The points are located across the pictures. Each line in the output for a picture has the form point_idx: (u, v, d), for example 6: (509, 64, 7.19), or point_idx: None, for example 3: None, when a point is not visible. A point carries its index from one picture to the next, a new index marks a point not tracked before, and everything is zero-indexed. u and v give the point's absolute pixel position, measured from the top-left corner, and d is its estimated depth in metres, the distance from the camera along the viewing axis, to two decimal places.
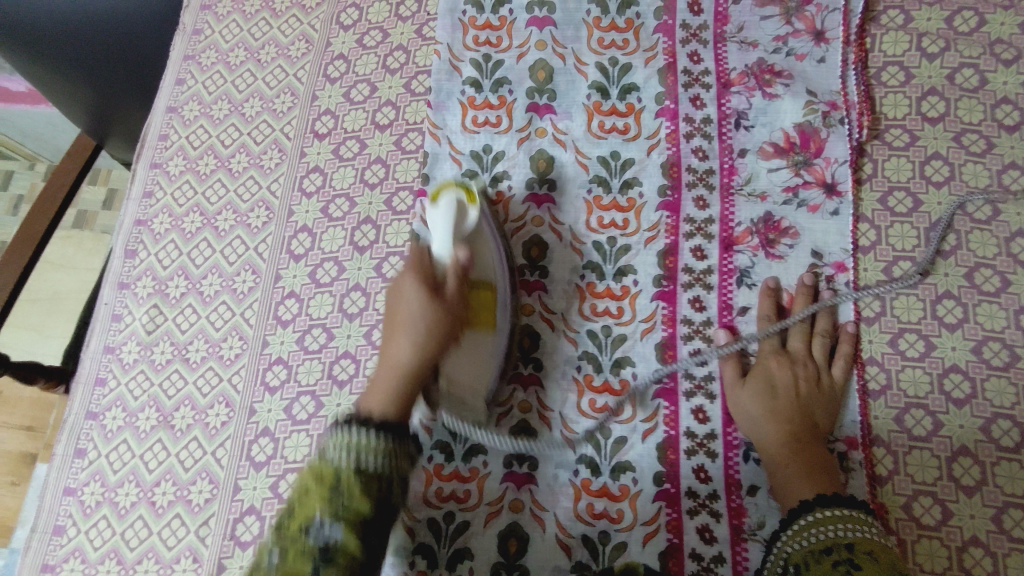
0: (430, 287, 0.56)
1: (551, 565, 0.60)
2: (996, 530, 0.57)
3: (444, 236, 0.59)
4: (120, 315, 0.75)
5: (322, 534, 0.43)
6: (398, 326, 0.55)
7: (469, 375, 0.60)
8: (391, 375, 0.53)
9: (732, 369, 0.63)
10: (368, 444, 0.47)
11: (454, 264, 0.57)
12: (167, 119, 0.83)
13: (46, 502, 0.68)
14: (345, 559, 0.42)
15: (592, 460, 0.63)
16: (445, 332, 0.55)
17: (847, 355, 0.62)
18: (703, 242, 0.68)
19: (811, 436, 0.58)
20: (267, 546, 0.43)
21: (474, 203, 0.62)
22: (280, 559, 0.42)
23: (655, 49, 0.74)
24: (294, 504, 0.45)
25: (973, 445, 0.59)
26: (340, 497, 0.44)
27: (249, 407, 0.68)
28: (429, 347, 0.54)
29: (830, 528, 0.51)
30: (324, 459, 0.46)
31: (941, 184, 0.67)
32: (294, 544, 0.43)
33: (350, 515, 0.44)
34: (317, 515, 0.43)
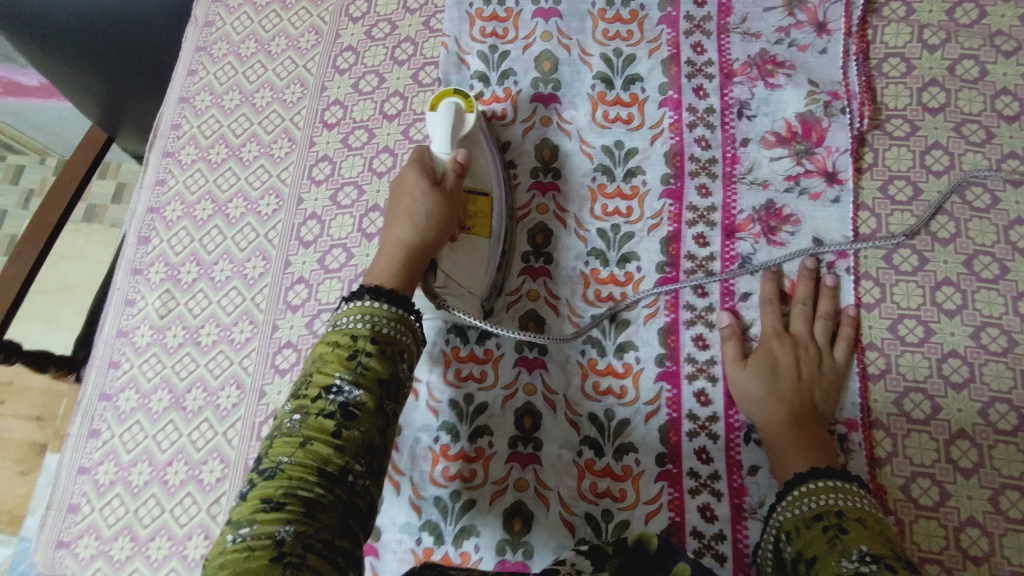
0: (430, 177, 0.60)
1: (555, 542, 0.61)
2: (993, 511, 0.58)
3: (443, 137, 0.64)
4: (133, 299, 0.76)
5: (341, 393, 0.47)
6: (399, 212, 0.60)
7: (466, 272, 0.63)
8: (393, 252, 0.57)
9: (734, 350, 0.63)
10: (380, 313, 0.51)
11: (453, 162, 0.62)
12: (179, 110, 0.85)
13: (61, 481, 0.70)
14: (364, 415, 0.47)
15: (596, 441, 0.64)
16: (444, 218, 0.59)
17: (848, 339, 0.63)
18: (706, 229, 0.69)
19: (812, 417, 0.59)
20: (288, 410, 0.47)
21: (472, 110, 0.66)
22: (302, 420, 0.46)
23: (659, 40, 0.75)
24: (312, 372, 0.48)
25: (970, 428, 0.60)
26: (357, 360, 0.48)
27: (260, 389, 0.70)
28: (429, 230, 0.58)
29: (823, 498, 0.52)
30: (340, 329, 0.50)
31: (940, 174, 0.68)
32: (313, 405, 0.46)
33: (366, 376, 0.48)
34: (336, 377, 0.47)
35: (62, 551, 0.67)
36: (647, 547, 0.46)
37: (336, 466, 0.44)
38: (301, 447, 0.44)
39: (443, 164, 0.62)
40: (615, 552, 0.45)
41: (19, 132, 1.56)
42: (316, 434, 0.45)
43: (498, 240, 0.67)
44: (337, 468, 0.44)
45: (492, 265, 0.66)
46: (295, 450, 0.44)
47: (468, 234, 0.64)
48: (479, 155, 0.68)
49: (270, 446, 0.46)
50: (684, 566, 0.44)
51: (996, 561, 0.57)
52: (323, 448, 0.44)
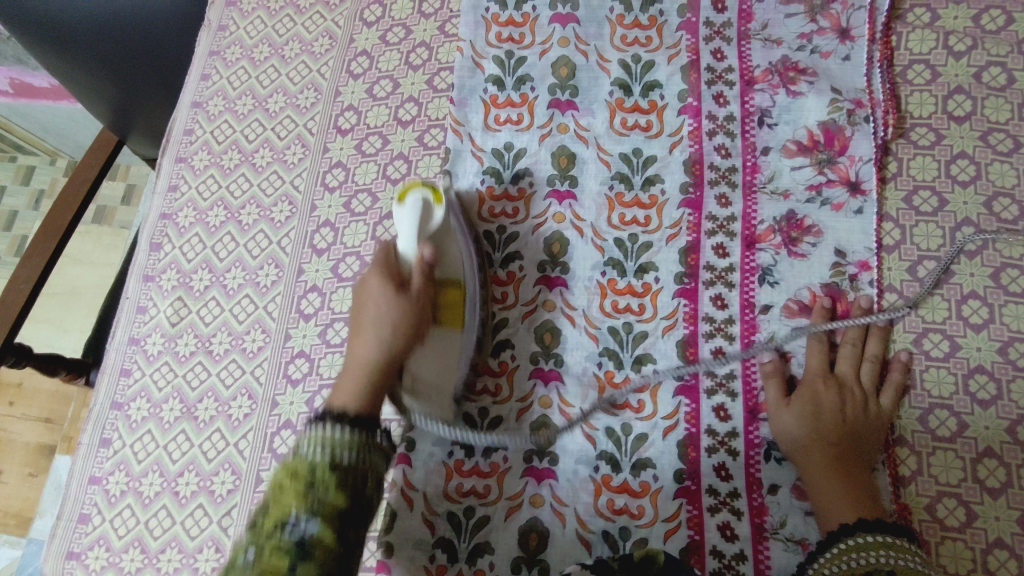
0: (395, 284, 0.58)
1: (572, 560, 0.60)
2: (1022, 533, 0.57)
3: (409, 235, 0.60)
4: (145, 307, 0.76)
5: (297, 529, 0.44)
6: (365, 323, 0.57)
7: (437, 371, 0.61)
8: (358, 370, 0.55)
9: (775, 387, 0.62)
10: (341, 440, 0.48)
11: (419, 264, 0.59)
12: (192, 114, 0.84)
13: (72, 491, 0.69)
14: (321, 556, 0.44)
15: (613, 456, 0.63)
16: (411, 328, 0.57)
17: (898, 385, 0.61)
18: (725, 240, 0.68)
19: (854, 462, 0.57)
20: (243, 544, 0.44)
21: (441, 203, 0.62)
22: (256, 555, 0.43)
23: (679, 46, 0.74)
24: (268, 503, 0.46)
25: (998, 447, 0.59)
26: (315, 493, 0.45)
27: (272, 399, 0.69)
28: (396, 346, 0.56)
29: (874, 555, 0.51)
30: (299, 457, 0.47)
31: (967, 184, 0.66)
32: (267, 542, 0.43)
33: (325, 510, 0.45)
34: (292, 512, 0.44)
35: (72, 562, 0.67)
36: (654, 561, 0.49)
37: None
38: None
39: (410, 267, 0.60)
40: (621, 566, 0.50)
41: (30, 133, 1.56)
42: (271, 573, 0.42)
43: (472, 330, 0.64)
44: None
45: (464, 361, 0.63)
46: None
47: (438, 330, 0.62)
48: (452, 245, 0.64)
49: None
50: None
51: None
52: None
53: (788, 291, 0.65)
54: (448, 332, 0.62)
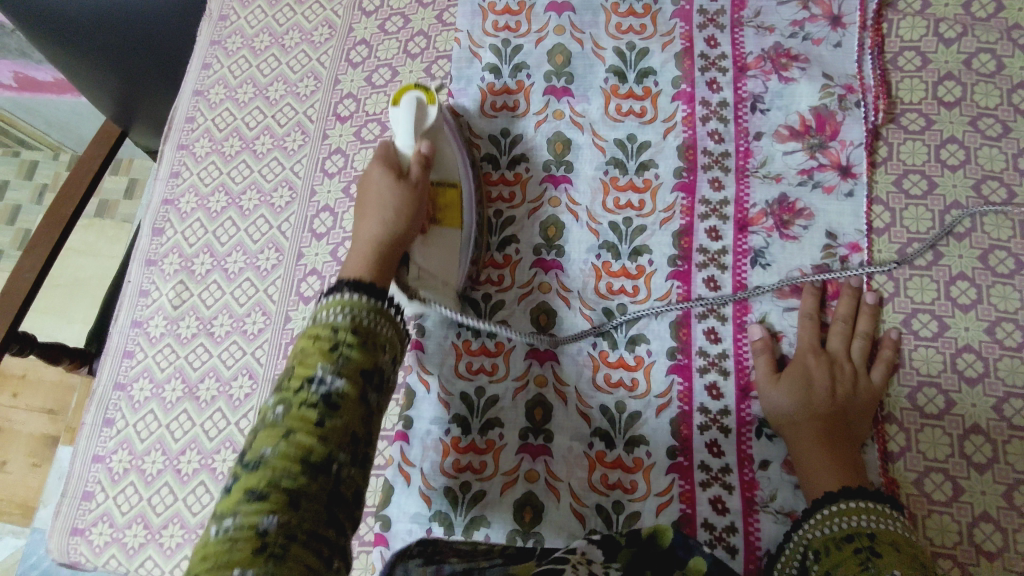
0: (395, 173, 0.60)
1: (566, 533, 0.61)
2: (1007, 507, 0.58)
3: (407, 131, 0.63)
4: (148, 290, 0.77)
5: (323, 385, 0.44)
6: (368, 209, 0.58)
7: (439, 265, 0.63)
8: (366, 243, 0.55)
9: (766, 364, 0.62)
10: (359, 303, 0.48)
11: (417, 155, 0.61)
12: (194, 103, 0.85)
13: (76, 469, 0.71)
14: (346, 409, 0.44)
15: (607, 432, 0.64)
16: (413, 208, 0.58)
17: (887, 362, 0.62)
18: (718, 223, 0.69)
19: (844, 436, 0.58)
20: (270, 404, 0.44)
21: (435, 101, 0.65)
22: (285, 411, 0.43)
23: (673, 34, 0.75)
24: (292, 363, 0.45)
25: (985, 424, 0.60)
26: (339, 351, 0.45)
27: (272, 379, 0.70)
28: (401, 221, 0.57)
29: (854, 519, 0.52)
30: (320, 321, 0.47)
31: (956, 168, 0.67)
32: (295, 397, 0.43)
33: (351, 367, 0.45)
34: (318, 367, 0.44)
35: (77, 538, 0.68)
36: (659, 542, 0.45)
37: (319, 458, 0.41)
38: (283, 438, 0.41)
39: (408, 159, 0.62)
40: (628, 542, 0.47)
41: (33, 128, 1.57)
42: (299, 426, 0.42)
43: (469, 231, 0.67)
44: (322, 461, 0.41)
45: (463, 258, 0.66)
46: (278, 443, 0.41)
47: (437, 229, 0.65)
48: (445, 146, 0.67)
49: (252, 440, 0.43)
50: (698, 561, 0.44)
51: (1009, 557, 0.56)
52: (307, 440, 0.41)
53: (780, 273, 0.66)
54: (447, 228, 0.65)
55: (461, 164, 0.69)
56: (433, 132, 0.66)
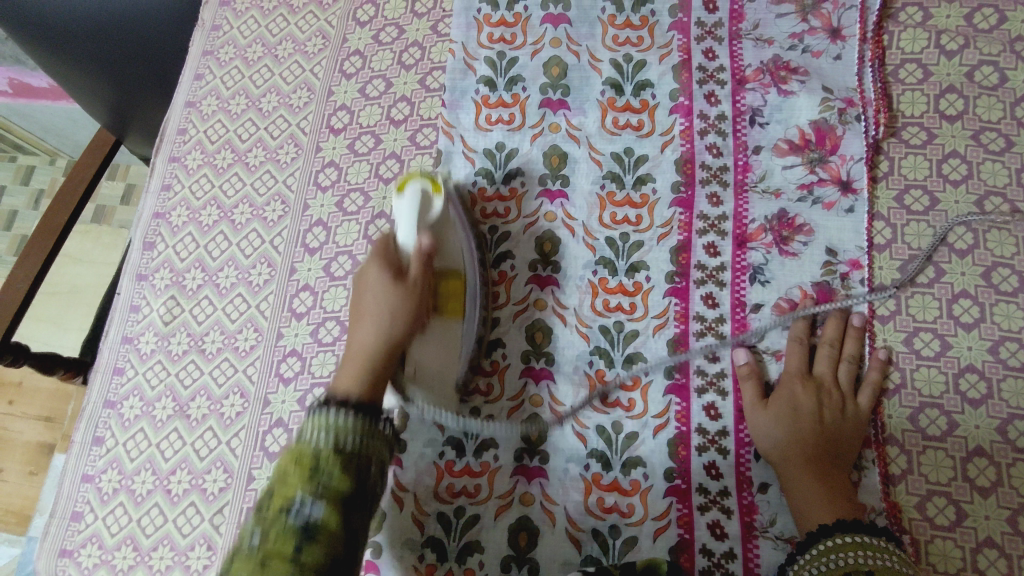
0: (393, 273, 0.58)
1: (562, 558, 0.60)
2: (1012, 532, 0.56)
3: (409, 226, 0.60)
4: (138, 306, 0.76)
5: (302, 513, 0.43)
6: (364, 313, 0.58)
7: (438, 360, 0.62)
8: (355, 361, 0.55)
9: (754, 390, 0.62)
10: (346, 425, 0.48)
11: (417, 254, 0.58)
12: (186, 114, 0.84)
13: (65, 488, 0.70)
14: (326, 539, 0.43)
15: (603, 454, 0.63)
16: (407, 316, 0.57)
17: (876, 384, 0.61)
18: (716, 239, 0.68)
19: (833, 464, 0.57)
20: (249, 528, 0.44)
21: (440, 192, 0.62)
22: (262, 538, 0.43)
23: (670, 46, 0.74)
24: (274, 487, 0.45)
25: (988, 446, 0.59)
26: (319, 475, 0.45)
27: (264, 398, 0.69)
28: (393, 332, 0.56)
29: (850, 556, 0.50)
30: (303, 442, 0.47)
31: (958, 183, 0.66)
32: (272, 525, 0.43)
33: (330, 494, 0.45)
34: (298, 494, 0.44)
35: (65, 560, 0.67)
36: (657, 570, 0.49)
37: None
38: (260, 567, 0.41)
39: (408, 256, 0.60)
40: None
41: (29, 134, 1.57)
42: (274, 555, 0.41)
43: (472, 318, 0.64)
44: None
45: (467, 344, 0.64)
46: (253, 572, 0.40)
47: (440, 319, 0.62)
48: (450, 233, 0.64)
49: (228, 569, 0.42)
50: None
51: None
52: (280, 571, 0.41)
53: (780, 290, 0.65)
54: (449, 321, 0.62)
55: (466, 244, 0.66)
56: (436, 223, 0.62)
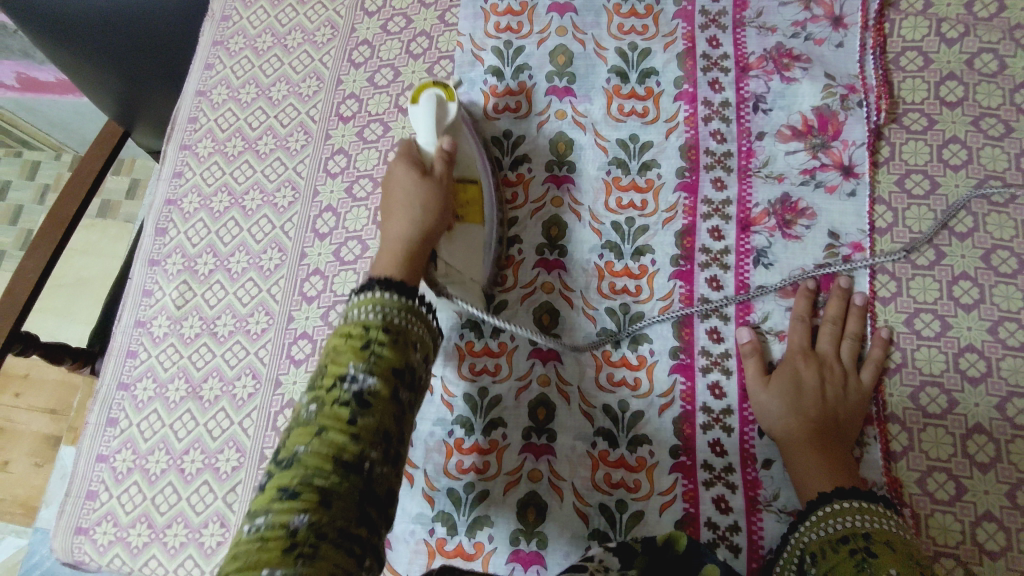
0: (418, 171, 0.61)
1: (569, 532, 0.61)
2: (1010, 506, 0.58)
3: (428, 130, 0.64)
4: (151, 290, 0.77)
5: (355, 382, 0.45)
6: (394, 208, 0.59)
7: (465, 261, 0.64)
8: (394, 249, 0.57)
9: (756, 366, 0.63)
10: (390, 302, 0.50)
11: (440, 153, 0.62)
12: (197, 103, 0.85)
13: (80, 468, 0.71)
14: (378, 406, 0.45)
15: (610, 432, 0.64)
16: (437, 205, 0.59)
17: (877, 361, 0.62)
18: (721, 223, 0.69)
19: (835, 437, 0.58)
20: (304, 403, 0.46)
21: (455, 98, 0.65)
22: (317, 410, 0.44)
23: (675, 35, 0.75)
24: (326, 363, 0.47)
25: (988, 423, 0.60)
26: (370, 349, 0.47)
27: (275, 379, 0.70)
28: (426, 219, 0.58)
29: (848, 519, 0.52)
30: (351, 321, 0.49)
31: (958, 168, 0.67)
32: (328, 395, 0.45)
33: (381, 364, 0.46)
34: (350, 367, 0.46)
35: (81, 537, 0.68)
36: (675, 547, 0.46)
37: (351, 456, 0.42)
38: (317, 435, 0.42)
39: (431, 158, 0.63)
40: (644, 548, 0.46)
41: (36, 129, 1.58)
42: (332, 423, 0.43)
43: (490, 224, 0.68)
44: (353, 457, 0.42)
45: (487, 249, 0.68)
46: (311, 439, 0.42)
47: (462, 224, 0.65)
48: (467, 143, 0.68)
49: (286, 439, 0.44)
50: (712, 567, 0.45)
51: (1013, 557, 0.56)
52: (339, 437, 0.42)
53: (782, 273, 0.66)
54: (470, 225, 0.66)
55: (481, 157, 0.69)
56: (454, 128, 0.66)
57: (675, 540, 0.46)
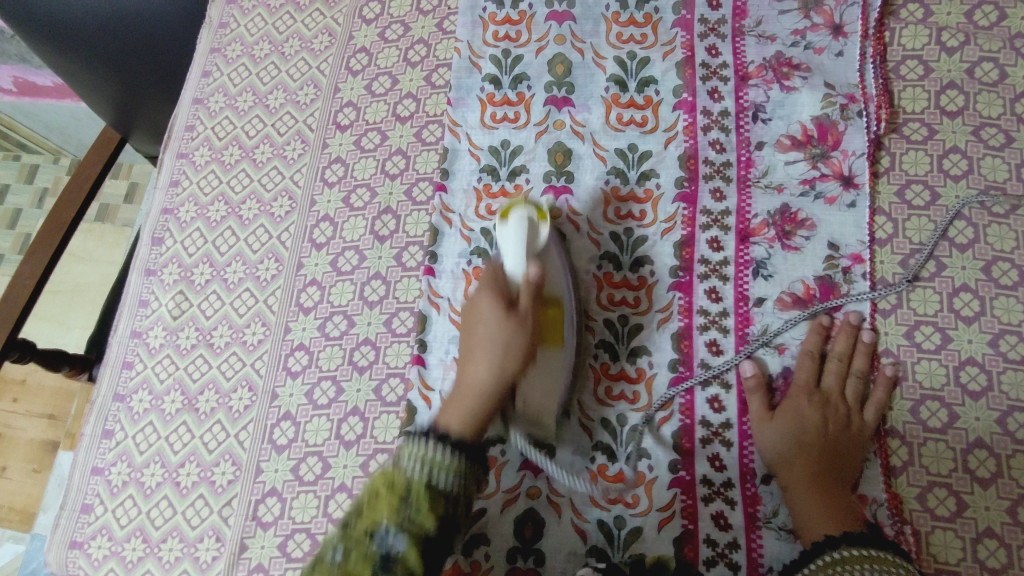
0: (504, 304, 0.57)
1: (567, 549, 0.61)
2: (1011, 522, 0.57)
3: (517, 252, 0.59)
4: (147, 300, 0.77)
5: (384, 542, 0.44)
6: (475, 350, 0.57)
7: (540, 393, 0.60)
8: (469, 398, 0.54)
9: (759, 403, 0.62)
10: (442, 461, 0.48)
11: (526, 284, 0.57)
12: (194, 111, 0.85)
13: (75, 481, 0.70)
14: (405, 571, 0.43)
15: (609, 447, 0.64)
16: (519, 351, 0.56)
17: (882, 400, 0.61)
18: (720, 233, 0.68)
19: (836, 480, 0.58)
20: (331, 541, 0.45)
21: (547, 220, 0.62)
22: (343, 554, 0.43)
23: (674, 43, 0.75)
24: (361, 505, 0.46)
25: (989, 438, 0.60)
26: (406, 507, 0.45)
27: (272, 391, 0.70)
28: (506, 370, 0.55)
29: (857, 567, 0.50)
30: (398, 467, 0.48)
31: (958, 178, 0.67)
32: (355, 547, 0.43)
33: (414, 526, 0.44)
34: (382, 524, 0.44)
35: (75, 551, 0.68)
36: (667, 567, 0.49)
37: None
38: None
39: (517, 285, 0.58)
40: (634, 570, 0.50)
41: (33, 132, 1.57)
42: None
43: (572, 350, 0.63)
44: None
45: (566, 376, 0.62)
46: None
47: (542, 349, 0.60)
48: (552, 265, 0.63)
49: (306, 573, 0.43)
50: None
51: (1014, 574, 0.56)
52: None
53: (783, 284, 0.66)
54: (552, 350, 0.61)
55: (565, 279, 0.65)
56: (542, 250, 0.62)
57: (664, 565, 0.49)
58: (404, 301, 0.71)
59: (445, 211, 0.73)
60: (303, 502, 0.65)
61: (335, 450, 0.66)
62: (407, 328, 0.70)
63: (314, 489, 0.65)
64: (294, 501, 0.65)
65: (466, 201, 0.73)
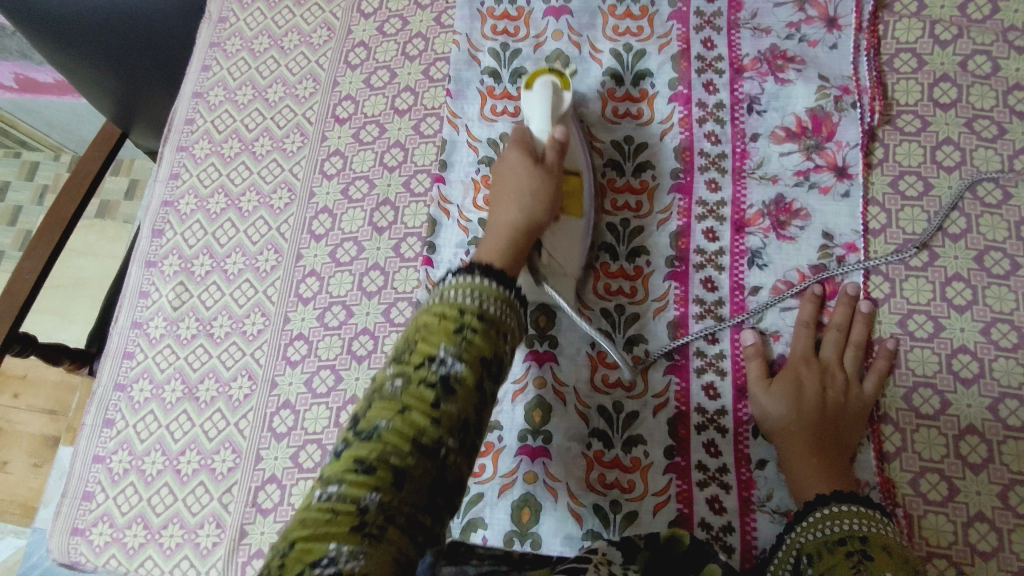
0: (532, 157, 0.60)
1: (563, 533, 0.62)
2: (1003, 507, 0.58)
3: (542, 117, 0.64)
4: (147, 291, 0.78)
5: (444, 365, 0.42)
6: (503, 194, 0.59)
7: (564, 252, 0.63)
8: (505, 231, 0.56)
9: (758, 370, 0.62)
10: (492, 290, 0.47)
11: (554, 143, 0.61)
12: (194, 105, 0.86)
13: (76, 469, 0.71)
14: (465, 394, 0.42)
15: (605, 432, 0.64)
16: (548, 194, 0.59)
17: (881, 371, 0.62)
18: (715, 224, 0.69)
19: (834, 447, 0.58)
20: (387, 375, 0.43)
21: (569, 89, 0.66)
22: (402, 385, 0.42)
23: (669, 36, 0.75)
24: (414, 339, 0.44)
25: (981, 424, 0.60)
26: (464, 333, 0.44)
27: (271, 380, 0.71)
28: (538, 209, 0.57)
29: (846, 522, 0.51)
30: (448, 301, 0.46)
31: (951, 169, 0.67)
32: (415, 373, 0.42)
33: (471, 352, 0.43)
34: (440, 348, 0.43)
35: (77, 538, 0.68)
36: (680, 544, 0.45)
37: (431, 440, 0.40)
38: (399, 413, 0.40)
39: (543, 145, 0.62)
40: (646, 545, 0.46)
41: (34, 129, 1.58)
42: (416, 403, 0.40)
43: (590, 220, 0.67)
44: (431, 442, 0.40)
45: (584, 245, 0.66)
46: (394, 415, 0.40)
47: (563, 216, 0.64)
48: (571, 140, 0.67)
49: (364, 409, 0.41)
50: (713, 566, 0.43)
51: (1004, 557, 0.57)
52: (421, 419, 0.40)
53: (777, 273, 0.67)
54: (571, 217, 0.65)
55: (584, 155, 0.68)
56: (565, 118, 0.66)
57: (678, 537, 0.46)
58: (402, 291, 0.71)
59: (443, 202, 0.73)
60: (302, 489, 0.66)
61: (333, 437, 0.67)
62: (405, 317, 0.70)
63: (313, 476, 0.66)
64: (293, 488, 0.66)
65: (463, 192, 0.73)
